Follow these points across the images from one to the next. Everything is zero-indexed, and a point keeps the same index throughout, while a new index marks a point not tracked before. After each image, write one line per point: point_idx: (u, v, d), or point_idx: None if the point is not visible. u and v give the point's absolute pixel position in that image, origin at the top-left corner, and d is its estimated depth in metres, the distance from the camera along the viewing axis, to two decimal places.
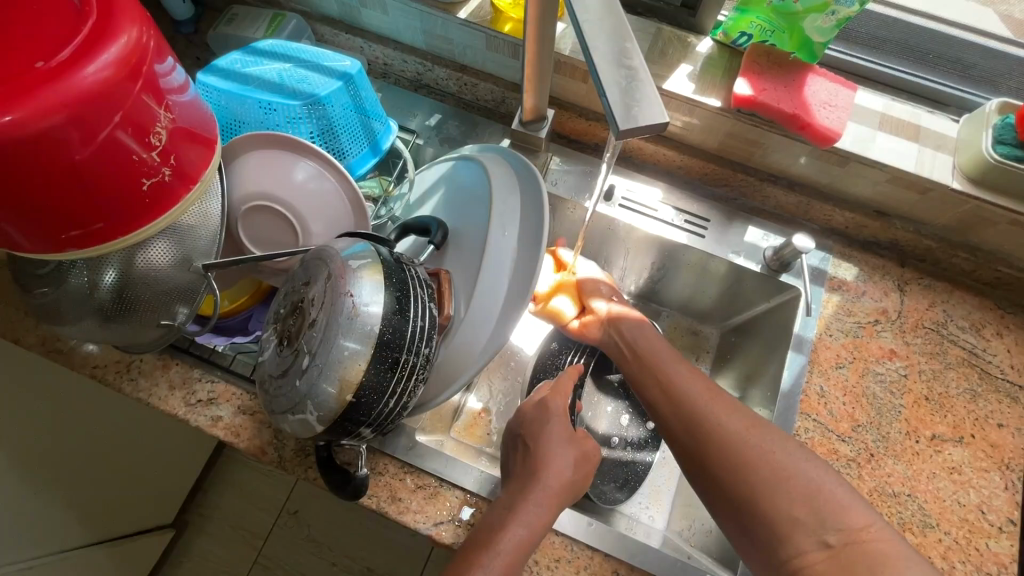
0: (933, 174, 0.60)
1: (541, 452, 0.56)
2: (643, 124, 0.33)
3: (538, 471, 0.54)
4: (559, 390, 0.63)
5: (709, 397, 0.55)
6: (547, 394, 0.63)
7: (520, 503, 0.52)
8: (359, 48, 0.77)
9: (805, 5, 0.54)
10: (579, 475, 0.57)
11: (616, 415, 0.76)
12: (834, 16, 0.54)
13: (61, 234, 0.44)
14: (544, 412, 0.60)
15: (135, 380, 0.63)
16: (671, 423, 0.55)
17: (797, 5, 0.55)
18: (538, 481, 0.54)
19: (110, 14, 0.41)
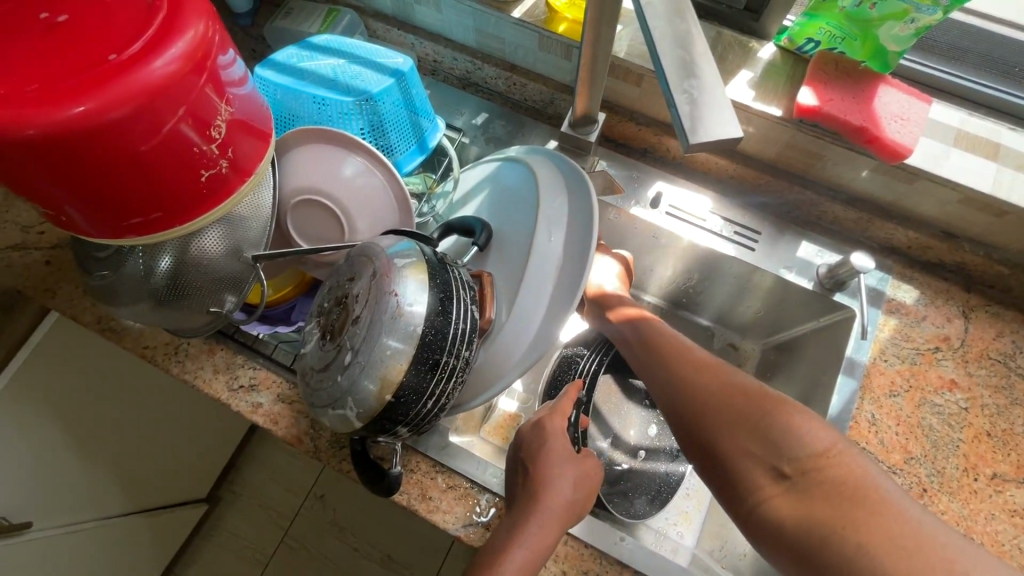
0: (1011, 197, 0.56)
1: (547, 478, 0.54)
2: (712, 137, 0.31)
3: (561, 489, 0.54)
4: (557, 410, 0.60)
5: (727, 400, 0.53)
6: (544, 414, 0.60)
7: (528, 520, 0.51)
8: (410, 44, 0.77)
9: (882, 12, 0.52)
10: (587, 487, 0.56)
11: (645, 425, 0.75)
12: (914, 24, 0.51)
13: (124, 220, 0.46)
14: (539, 434, 0.58)
15: (181, 363, 0.65)
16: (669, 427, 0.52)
17: (872, 12, 0.53)
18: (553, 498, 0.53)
19: (179, 9, 0.42)
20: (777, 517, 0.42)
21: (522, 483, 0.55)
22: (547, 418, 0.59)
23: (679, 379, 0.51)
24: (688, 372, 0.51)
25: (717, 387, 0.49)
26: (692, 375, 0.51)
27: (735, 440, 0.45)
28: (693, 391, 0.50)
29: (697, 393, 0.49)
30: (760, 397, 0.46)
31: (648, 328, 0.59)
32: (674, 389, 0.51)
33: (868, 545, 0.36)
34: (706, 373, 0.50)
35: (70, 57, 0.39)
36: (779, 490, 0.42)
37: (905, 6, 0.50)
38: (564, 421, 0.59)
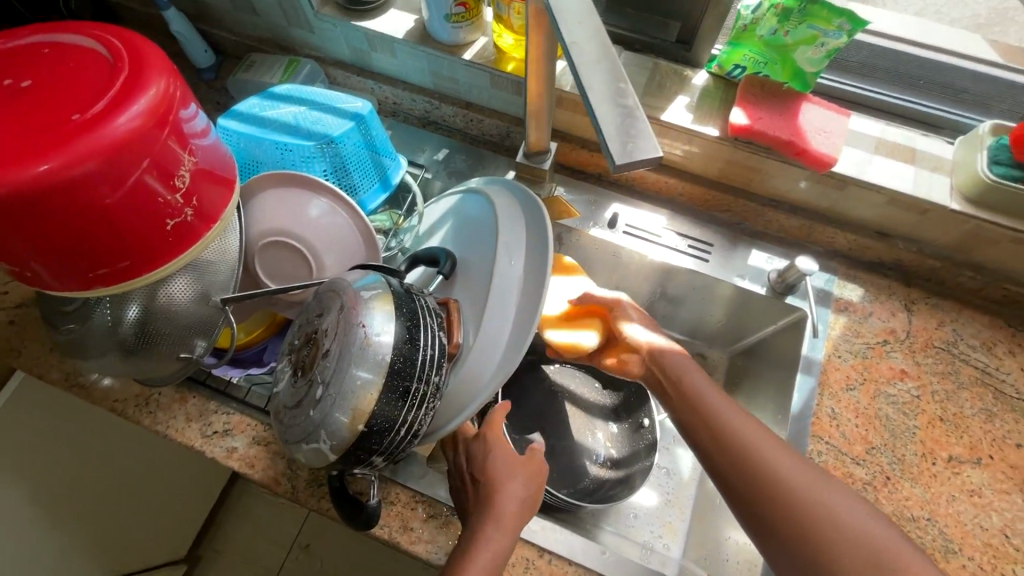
0: (932, 196, 0.61)
1: (498, 482, 0.55)
2: (636, 160, 0.34)
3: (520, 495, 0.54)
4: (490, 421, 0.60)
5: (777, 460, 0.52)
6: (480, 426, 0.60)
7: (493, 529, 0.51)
8: (370, 89, 0.81)
9: (795, 38, 0.57)
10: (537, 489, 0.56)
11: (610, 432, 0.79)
12: (824, 47, 0.56)
13: (89, 272, 0.47)
14: (481, 444, 0.58)
15: (152, 413, 0.64)
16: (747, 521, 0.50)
17: (787, 38, 0.58)
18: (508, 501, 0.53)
19: (140, 69, 0.44)
20: None
21: (473, 492, 0.56)
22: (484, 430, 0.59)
23: (770, 478, 0.49)
24: (779, 470, 0.49)
25: (816, 493, 0.47)
26: (786, 475, 0.49)
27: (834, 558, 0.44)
28: (787, 487, 0.48)
29: (796, 503, 0.47)
30: (844, 502, 0.47)
31: (712, 411, 0.56)
32: (759, 491, 0.49)
33: None
34: (803, 479, 0.49)
35: (34, 118, 0.41)
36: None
37: (814, 33, 0.56)
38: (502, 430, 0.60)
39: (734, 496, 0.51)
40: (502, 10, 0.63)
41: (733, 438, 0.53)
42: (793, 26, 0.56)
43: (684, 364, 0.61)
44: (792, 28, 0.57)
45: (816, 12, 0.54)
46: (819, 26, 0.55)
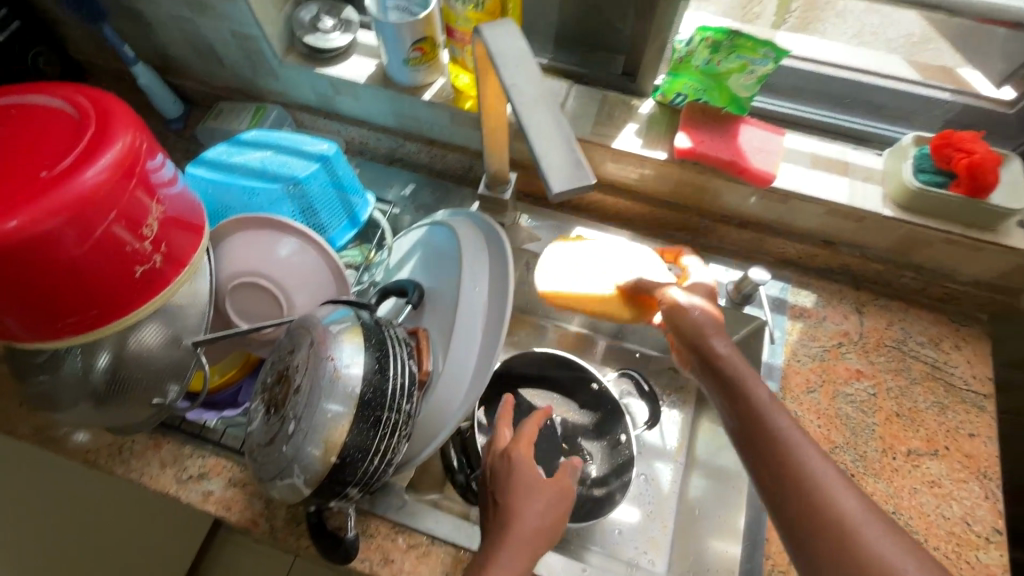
0: (866, 205, 0.65)
1: (518, 510, 0.55)
2: (574, 187, 0.36)
3: (536, 518, 0.55)
4: (522, 438, 0.61)
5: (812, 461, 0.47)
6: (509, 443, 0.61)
7: (505, 552, 0.52)
8: (337, 130, 0.84)
9: (727, 66, 0.62)
10: (558, 513, 0.57)
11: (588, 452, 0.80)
12: (754, 73, 0.62)
13: (58, 323, 0.47)
14: (506, 462, 0.59)
15: (126, 462, 0.64)
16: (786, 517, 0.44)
17: (720, 67, 0.63)
18: (525, 530, 0.54)
19: (107, 125, 0.46)
20: None
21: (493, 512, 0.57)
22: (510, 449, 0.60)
23: (822, 524, 0.42)
24: (834, 517, 0.42)
25: (882, 555, 0.40)
26: (844, 527, 0.41)
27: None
28: (841, 533, 0.41)
29: (854, 549, 0.40)
30: (910, 561, 0.39)
31: (769, 434, 0.48)
32: (812, 534, 0.42)
33: None
34: (866, 529, 0.41)
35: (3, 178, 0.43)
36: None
37: (743, 62, 0.61)
38: (529, 449, 0.60)
39: (784, 533, 0.44)
40: (457, 53, 0.68)
41: (786, 465, 0.46)
42: (724, 56, 0.61)
43: (747, 374, 0.54)
44: (723, 58, 0.62)
45: (742, 43, 0.59)
46: (747, 55, 0.60)
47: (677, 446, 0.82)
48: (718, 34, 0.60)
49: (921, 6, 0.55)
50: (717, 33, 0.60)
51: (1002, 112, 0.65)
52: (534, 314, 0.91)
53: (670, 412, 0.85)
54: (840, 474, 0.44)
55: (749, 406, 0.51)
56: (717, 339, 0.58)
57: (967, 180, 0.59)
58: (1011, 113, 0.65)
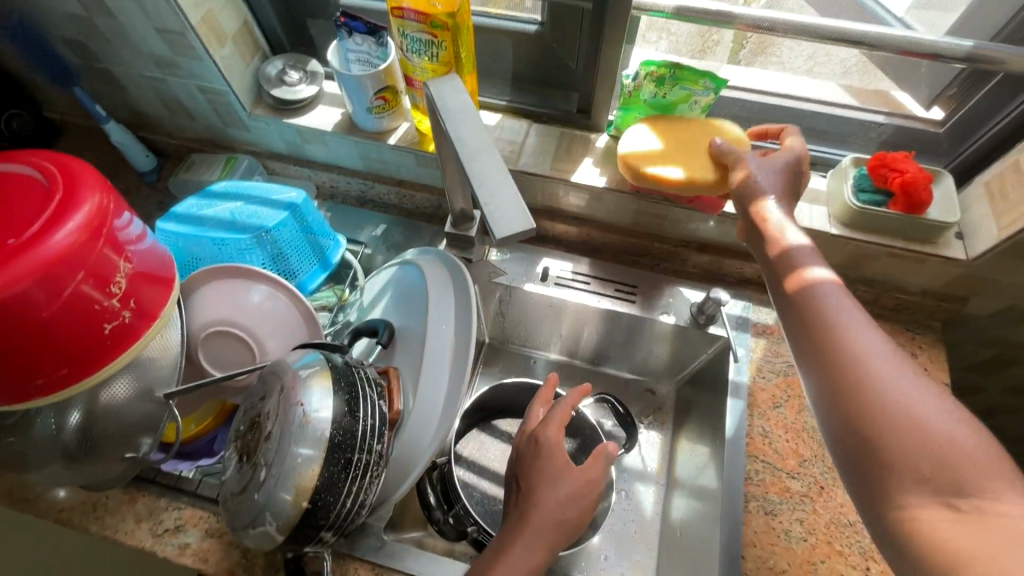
0: (814, 224, 0.68)
1: (542, 494, 0.57)
2: (517, 230, 0.38)
3: (556, 509, 0.57)
4: (552, 420, 0.62)
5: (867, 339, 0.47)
6: (539, 424, 0.63)
7: (519, 544, 0.54)
8: (307, 176, 0.87)
9: (674, 97, 0.67)
10: (582, 501, 0.58)
11: None
12: (698, 103, 0.67)
13: (27, 384, 0.48)
14: (534, 446, 0.61)
15: (100, 518, 0.63)
16: (825, 383, 0.46)
17: (667, 99, 0.68)
18: (544, 516, 0.56)
19: (74, 190, 0.48)
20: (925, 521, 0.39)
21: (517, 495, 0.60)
22: (540, 430, 0.62)
23: (859, 377, 0.45)
24: (874, 375, 0.44)
25: (912, 402, 0.43)
26: (882, 381, 0.44)
27: (897, 464, 0.41)
28: (875, 394, 0.44)
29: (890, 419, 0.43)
30: (936, 406, 0.42)
31: (825, 308, 0.49)
32: (847, 387, 0.45)
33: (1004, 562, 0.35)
34: (901, 388, 0.44)
35: None
36: (939, 512, 0.39)
37: (687, 92, 0.66)
38: (558, 431, 0.61)
39: (820, 386, 0.47)
40: (417, 100, 0.71)
41: (830, 336, 0.48)
42: (669, 88, 0.66)
43: (810, 268, 0.53)
44: (668, 90, 0.66)
45: (685, 76, 0.64)
46: (690, 87, 0.65)
47: (658, 468, 0.83)
48: (662, 68, 0.64)
49: (841, 41, 0.59)
50: (661, 67, 0.64)
51: (933, 132, 0.69)
52: (511, 344, 0.92)
53: (649, 433, 0.86)
54: (878, 337, 0.47)
55: (811, 295, 0.50)
56: (776, 205, 0.58)
57: (903, 199, 0.62)
58: (941, 132, 0.69)
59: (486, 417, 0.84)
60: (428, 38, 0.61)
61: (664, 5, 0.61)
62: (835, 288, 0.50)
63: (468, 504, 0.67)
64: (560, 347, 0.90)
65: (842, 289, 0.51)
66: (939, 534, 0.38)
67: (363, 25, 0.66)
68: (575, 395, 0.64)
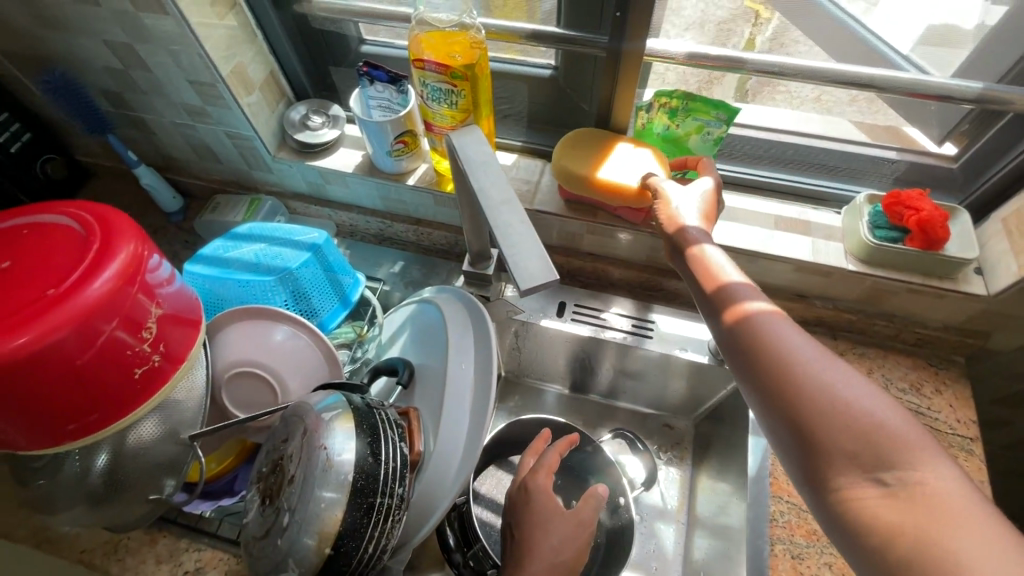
0: (830, 260, 0.69)
1: (536, 542, 0.58)
2: (540, 280, 0.39)
3: (552, 555, 0.57)
4: (543, 466, 0.64)
5: (790, 331, 0.48)
6: (530, 472, 0.64)
7: None
8: (328, 215, 0.89)
9: (685, 129, 0.69)
10: (574, 546, 0.59)
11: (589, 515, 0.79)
12: (709, 134, 0.67)
13: (60, 430, 0.49)
14: (525, 493, 0.62)
15: (122, 560, 0.63)
16: (754, 382, 0.47)
17: (679, 130, 0.69)
18: (541, 560, 0.57)
19: (110, 240, 0.50)
20: (869, 511, 0.40)
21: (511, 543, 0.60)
22: (530, 477, 0.63)
23: (785, 373, 0.46)
24: (797, 367, 0.45)
25: (833, 388, 0.44)
26: (807, 371, 0.45)
27: (824, 450, 0.42)
28: (800, 385, 0.45)
29: (814, 408, 0.43)
30: (857, 386, 0.44)
31: (752, 318, 0.50)
32: (776, 385, 0.46)
33: (947, 543, 0.36)
34: (826, 373, 0.45)
35: (15, 297, 0.46)
36: (870, 489, 0.40)
37: (699, 123, 0.67)
38: (549, 478, 0.63)
39: (756, 392, 0.48)
40: (435, 144, 0.73)
41: (761, 341, 0.48)
42: (681, 120, 0.68)
43: (738, 286, 0.53)
44: (681, 120, 0.68)
45: (697, 107, 0.66)
46: (702, 117, 0.67)
47: (678, 506, 0.81)
48: (673, 99, 0.66)
49: (850, 84, 0.61)
50: (673, 99, 0.66)
51: (946, 168, 0.70)
52: (526, 379, 0.92)
53: (668, 469, 0.85)
54: (797, 332, 0.48)
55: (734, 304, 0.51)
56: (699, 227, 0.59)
57: (920, 235, 0.63)
58: (955, 168, 0.69)
59: (502, 454, 0.84)
60: (449, 87, 0.63)
61: (675, 53, 0.63)
62: (776, 319, 0.49)
63: (487, 545, 0.66)
64: (575, 381, 0.90)
65: (789, 321, 0.49)
66: (878, 514, 0.39)
67: (384, 74, 0.68)
68: (564, 440, 0.66)
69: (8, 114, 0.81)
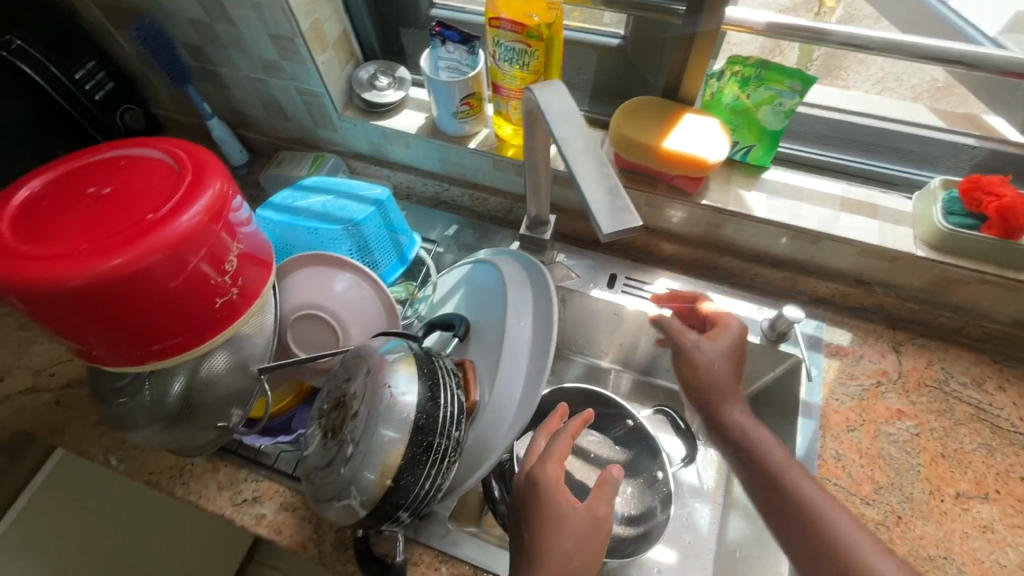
0: (898, 245, 0.67)
1: (545, 544, 0.53)
2: (623, 228, 0.40)
3: (564, 559, 0.52)
4: (552, 456, 0.57)
5: (802, 476, 0.58)
6: (538, 461, 0.58)
7: None
8: (387, 176, 0.91)
9: (755, 100, 0.67)
10: (591, 546, 0.54)
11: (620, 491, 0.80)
12: (781, 106, 0.66)
13: (147, 348, 0.53)
14: (533, 489, 0.56)
15: (186, 484, 0.67)
16: (781, 532, 0.56)
17: (748, 101, 0.68)
18: (550, 565, 0.52)
19: (201, 176, 0.52)
20: None
21: (519, 536, 0.55)
22: (537, 468, 0.57)
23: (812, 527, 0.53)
24: (820, 521, 0.53)
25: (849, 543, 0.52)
26: (827, 524, 0.53)
27: None
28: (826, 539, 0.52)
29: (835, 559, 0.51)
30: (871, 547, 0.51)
31: (766, 459, 0.60)
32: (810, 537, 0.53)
33: None
34: (841, 526, 0.53)
35: (114, 220, 0.49)
36: None
37: (772, 93, 0.65)
38: (559, 469, 0.56)
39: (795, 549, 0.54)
40: (501, 108, 0.74)
41: (778, 484, 0.58)
42: (753, 90, 0.67)
43: (722, 373, 0.66)
44: (752, 90, 0.67)
45: (771, 76, 0.65)
46: (775, 87, 0.65)
47: (715, 486, 0.82)
48: (746, 68, 0.65)
49: (937, 61, 0.59)
50: (746, 67, 0.65)
51: None
52: (569, 351, 0.93)
53: (707, 450, 0.85)
54: (810, 482, 0.57)
55: (761, 454, 0.60)
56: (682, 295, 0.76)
57: (999, 222, 0.60)
58: None
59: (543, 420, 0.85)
60: (522, 48, 0.63)
61: (754, 22, 0.61)
62: (726, 374, 0.66)
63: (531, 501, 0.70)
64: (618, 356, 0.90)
65: (733, 370, 0.67)
66: None
67: (456, 35, 0.68)
68: (576, 425, 0.59)
69: (94, 63, 0.86)
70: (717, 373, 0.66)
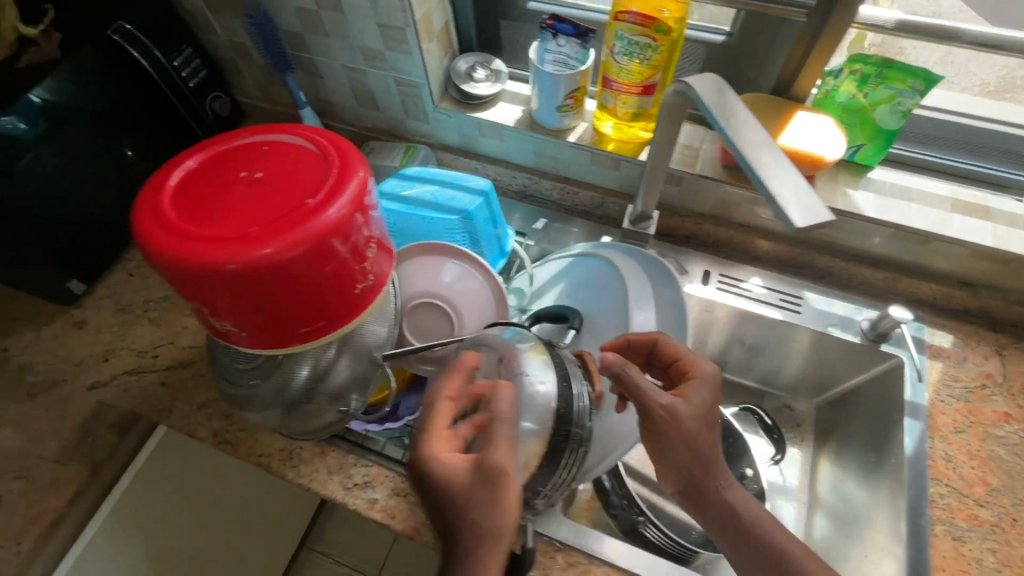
0: (1011, 247, 0.67)
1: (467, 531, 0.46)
2: (813, 219, 0.40)
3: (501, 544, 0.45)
4: (496, 427, 0.48)
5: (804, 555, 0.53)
6: (480, 432, 0.49)
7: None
8: (474, 168, 0.92)
9: (872, 99, 0.67)
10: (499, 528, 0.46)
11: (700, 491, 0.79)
12: (900, 105, 0.66)
13: (293, 331, 0.54)
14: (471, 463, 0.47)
15: (296, 467, 0.68)
16: None
17: (864, 100, 0.68)
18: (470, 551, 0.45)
19: (347, 162, 0.53)
20: None
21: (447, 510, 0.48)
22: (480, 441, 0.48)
23: None
24: None
25: None
26: None
27: None
28: None
29: None
30: None
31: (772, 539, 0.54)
32: None
33: None
34: None
35: (271, 205, 0.50)
36: None
37: (891, 92, 0.65)
38: (496, 441, 0.47)
39: None
40: (608, 102, 0.74)
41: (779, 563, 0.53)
42: (871, 88, 0.67)
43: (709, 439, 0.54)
44: (870, 89, 0.67)
45: (893, 75, 0.65)
46: (896, 86, 0.65)
47: (799, 485, 0.81)
48: (867, 66, 0.65)
49: None
50: (867, 65, 0.65)
51: None
52: None
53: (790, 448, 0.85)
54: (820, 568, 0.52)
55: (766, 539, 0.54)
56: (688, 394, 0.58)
57: None
58: None
59: None
60: (646, 41, 0.63)
61: (884, 20, 0.62)
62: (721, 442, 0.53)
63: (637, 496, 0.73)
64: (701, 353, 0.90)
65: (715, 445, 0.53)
66: None
67: (570, 27, 0.69)
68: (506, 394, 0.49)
69: (192, 51, 0.86)
70: (698, 440, 0.53)
